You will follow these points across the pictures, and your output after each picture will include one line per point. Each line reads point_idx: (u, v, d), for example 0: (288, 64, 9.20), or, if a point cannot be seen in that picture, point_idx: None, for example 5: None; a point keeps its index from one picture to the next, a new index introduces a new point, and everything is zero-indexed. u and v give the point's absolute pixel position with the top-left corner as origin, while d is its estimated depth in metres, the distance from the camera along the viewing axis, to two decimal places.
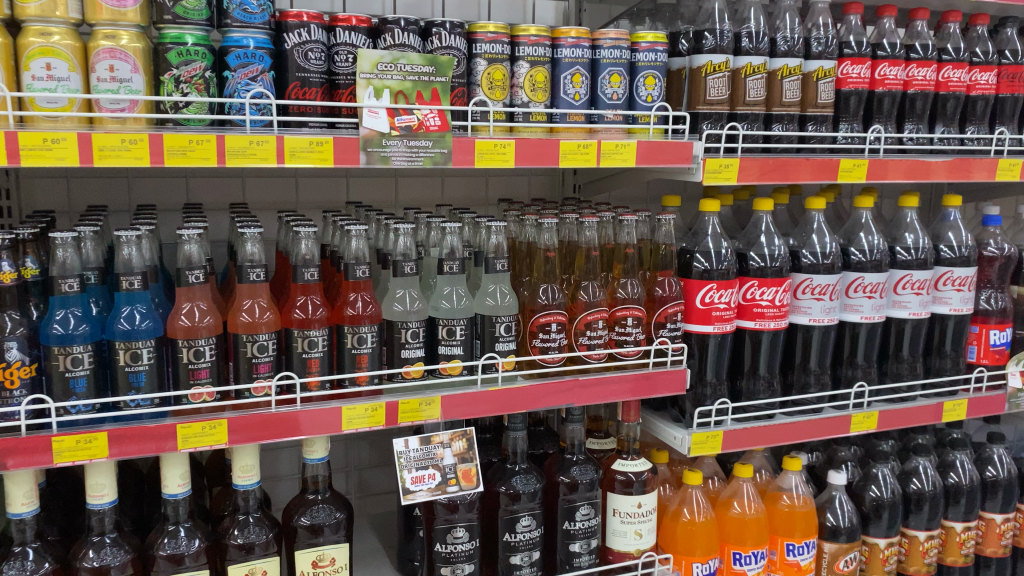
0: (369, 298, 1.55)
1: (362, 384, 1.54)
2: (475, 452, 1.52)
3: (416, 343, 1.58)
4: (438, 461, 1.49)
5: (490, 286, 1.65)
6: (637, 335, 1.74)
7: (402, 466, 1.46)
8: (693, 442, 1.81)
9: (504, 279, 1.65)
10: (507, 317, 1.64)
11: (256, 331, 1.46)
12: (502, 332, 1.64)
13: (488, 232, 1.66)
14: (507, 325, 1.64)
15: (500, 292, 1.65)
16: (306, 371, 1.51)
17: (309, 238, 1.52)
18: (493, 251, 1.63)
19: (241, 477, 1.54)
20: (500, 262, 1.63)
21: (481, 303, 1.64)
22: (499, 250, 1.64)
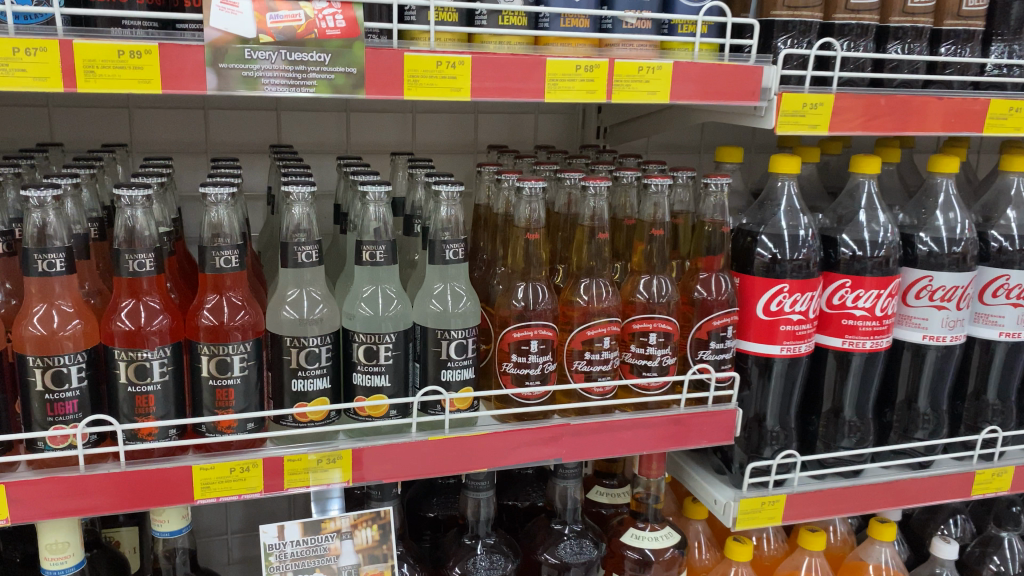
0: (241, 301, 1.02)
1: (227, 433, 1.01)
2: (389, 548, 1.07)
3: (314, 370, 1.04)
4: (332, 560, 1.05)
5: (437, 285, 1.09)
6: (664, 359, 1.17)
7: (274, 569, 1.03)
8: (742, 511, 1.24)
9: (459, 275, 1.09)
10: (460, 332, 1.08)
11: (51, 352, 0.94)
12: (450, 360, 1.08)
13: (437, 200, 1.09)
14: (460, 346, 1.08)
15: (450, 294, 1.09)
16: (136, 412, 0.98)
17: (145, 207, 0.98)
18: (440, 231, 1.07)
19: (49, 560, 1.03)
20: (453, 249, 1.07)
21: (422, 308, 1.09)
22: (451, 229, 1.08)
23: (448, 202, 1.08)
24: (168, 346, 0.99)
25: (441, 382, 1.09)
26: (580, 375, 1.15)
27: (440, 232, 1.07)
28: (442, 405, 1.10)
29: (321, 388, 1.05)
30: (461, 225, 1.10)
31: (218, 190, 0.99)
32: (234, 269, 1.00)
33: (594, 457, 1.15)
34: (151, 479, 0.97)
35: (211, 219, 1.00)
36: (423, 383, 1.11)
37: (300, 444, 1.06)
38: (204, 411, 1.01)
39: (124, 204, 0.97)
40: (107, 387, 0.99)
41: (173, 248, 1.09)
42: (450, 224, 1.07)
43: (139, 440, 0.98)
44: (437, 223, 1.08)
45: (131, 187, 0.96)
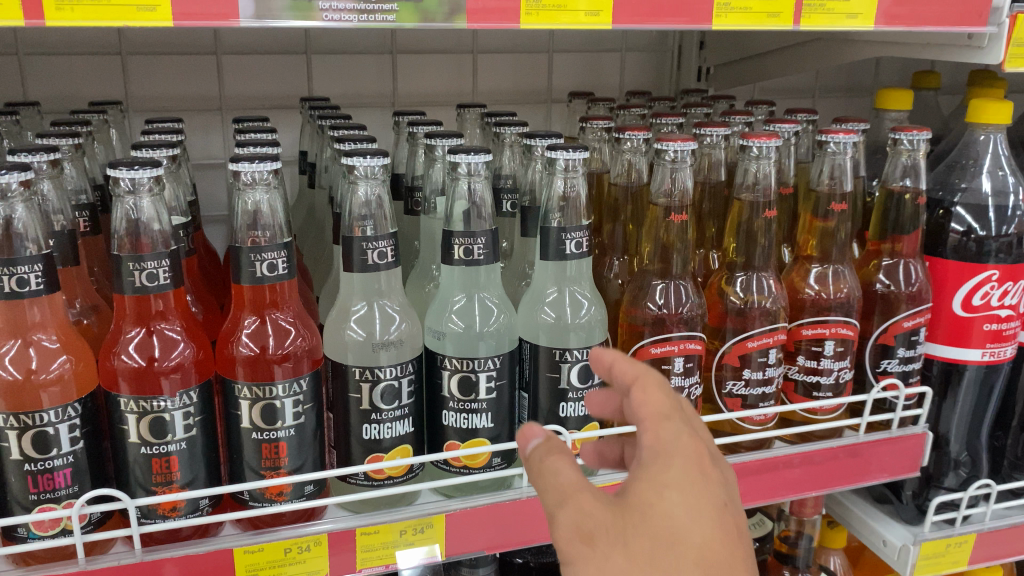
0: (292, 322, 0.73)
1: (279, 501, 0.74)
2: None
3: (393, 410, 0.76)
4: None
5: (551, 289, 0.80)
6: (841, 375, 0.89)
7: None
8: (923, 558, 0.97)
9: (579, 274, 0.81)
10: (582, 352, 0.80)
11: (32, 408, 0.66)
12: (571, 390, 0.80)
13: (548, 171, 0.81)
14: (583, 371, 0.80)
15: (568, 300, 0.80)
16: (154, 481, 0.71)
17: (154, 194, 0.70)
18: (556, 215, 0.78)
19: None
20: (576, 240, 0.78)
21: (531, 319, 0.81)
22: (570, 211, 0.79)
23: (568, 176, 0.79)
24: (194, 388, 0.71)
25: (556, 417, 0.81)
26: (734, 400, 0.87)
27: (554, 216, 0.79)
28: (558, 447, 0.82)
29: (402, 434, 0.77)
30: (582, 205, 0.81)
31: (257, 167, 0.69)
32: (281, 277, 0.71)
33: (750, 505, 0.88)
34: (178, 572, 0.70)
35: (247, 207, 0.71)
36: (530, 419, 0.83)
37: (373, 508, 0.79)
38: (245, 473, 0.74)
39: (125, 192, 0.68)
40: (113, 446, 0.71)
41: (193, 246, 0.80)
42: (568, 205, 0.79)
43: (160, 518, 0.71)
44: (551, 204, 0.79)
45: (134, 167, 0.67)
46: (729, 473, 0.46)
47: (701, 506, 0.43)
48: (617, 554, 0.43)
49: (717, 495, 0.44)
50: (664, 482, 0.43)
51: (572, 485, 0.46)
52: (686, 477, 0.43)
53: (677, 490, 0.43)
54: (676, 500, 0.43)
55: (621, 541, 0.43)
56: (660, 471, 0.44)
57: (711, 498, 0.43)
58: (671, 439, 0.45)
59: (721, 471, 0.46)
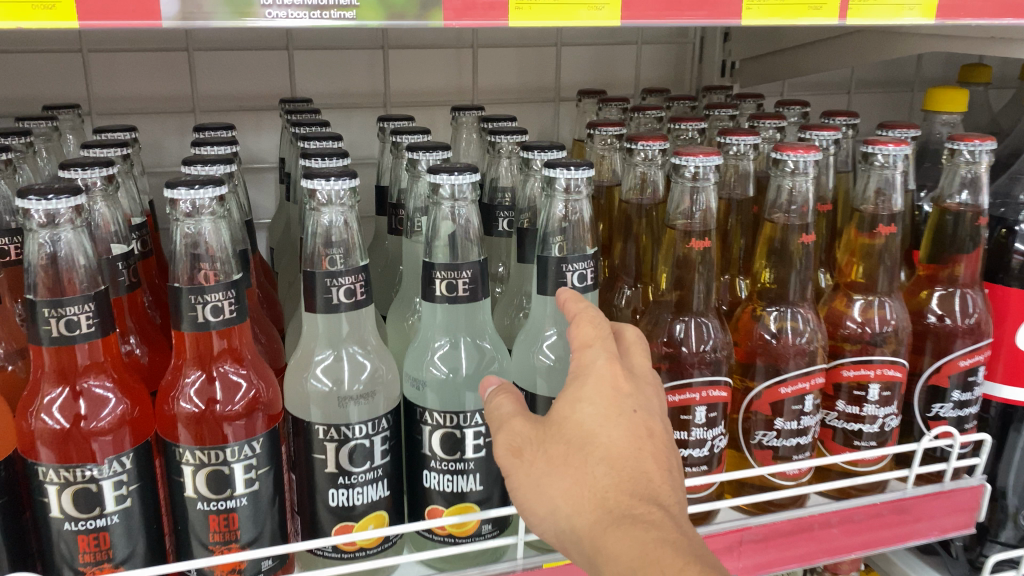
0: (243, 372, 0.63)
1: None
2: None
3: (364, 473, 0.65)
4: None
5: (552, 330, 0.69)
6: (887, 422, 0.77)
7: None
8: None
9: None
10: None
11: None
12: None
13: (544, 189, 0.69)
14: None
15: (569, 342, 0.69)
16: (81, 560, 0.60)
17: (79, 226, 0.59)
18: (555, 243, 0.67)
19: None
20: (579, 272, 0.67)
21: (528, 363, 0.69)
22: (570, 237, 0.67)
23: (569, 197, 0.68)
24: (129, 453, 0.60)
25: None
26: (764, 452, 0.76)
27: (550, 245, 0.67)
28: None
29: (376, 499, 0.67)
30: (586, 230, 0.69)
31: (196, 193, 0.58)
32: (228, 321, 0.61)
33: (781, 572, 0.77)
34: None
35: (188, 238, 0.60)
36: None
37: None
38: (193, 548, 0.63)
39: (39, 226, 0.57)
40: (35, 519, 0.61)
41: (138, 278, 0.69)
42: (568, 229, 0.68)
43: None
44: (549, 231, 0.67)
45: (48, 196, 0.56)
46: (649, 388, 0.57)
47: (611, 416, 0.53)
48: (541, 458, 0.53)
49: (624, 404, 0.54)
50: (579, 398, 0.54)
51: (513, 412, 0.57)
52: (596, 393, 0.54)
53: (589, 402, 0.54)
54: (587, 411, 0.53)
55: (543, 448, 0.54)
56: (577, 389, 0.55)
57: (619, 409, 0.53)
58: (589, 364, 0.56)
59: (639, 387, 0.56)
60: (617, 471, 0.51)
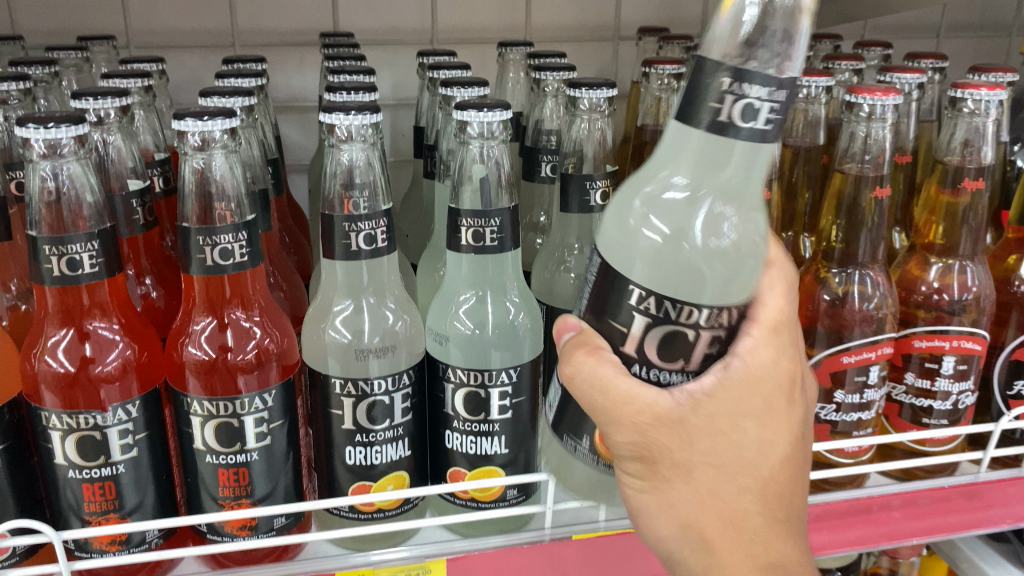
0: (257, 320, 0.59)
1: (242, 536, 0.61)
2: None
3: (385, 431, 0.62)
4: None
5: (710, 174, 0.48)
6: (961, 400, 0.70)
7: None
8: None
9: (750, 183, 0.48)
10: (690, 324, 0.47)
11: None
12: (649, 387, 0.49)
13: None
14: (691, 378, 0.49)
15: (715, 211, 0.49)
16: (87, 509, 0.58)
17: (85, 159, 0.55)
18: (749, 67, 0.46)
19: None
20: (754, 103, 0.45)
21: (658, 191, 0.50)
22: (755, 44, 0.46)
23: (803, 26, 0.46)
24: (136, 400, 0.57)
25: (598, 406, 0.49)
26: (821, 426, 0.69)
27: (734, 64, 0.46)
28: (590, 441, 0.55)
29: (396, 459, 0.63)
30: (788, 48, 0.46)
31: (204, 126, 0.54)
32: (240, 265, 0.56)
33: None
34: None
35: (198, 176, 0.56)
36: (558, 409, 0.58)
37: (363, 543, 0.65)
38: (204, 500, 0.61)
39: (40, 156, 0.54)
40: (42, 465, 0.59)
41: (156, 217, 0.65)
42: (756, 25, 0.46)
43: (99, 555, 0.59)
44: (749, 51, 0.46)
45: (48, 125, 0.52)
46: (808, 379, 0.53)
47: (775, 432, 0.50)
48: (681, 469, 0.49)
49: (791, 413, 0.51)
50: (744, 409, 0.48)
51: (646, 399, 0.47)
52: (764, 410, 0.49)
53: (752, 419, 0.49)
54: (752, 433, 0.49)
55: (691, 455, 0.49)
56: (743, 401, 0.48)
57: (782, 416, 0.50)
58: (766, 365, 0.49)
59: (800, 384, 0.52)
60: (759, 494, 0.50)
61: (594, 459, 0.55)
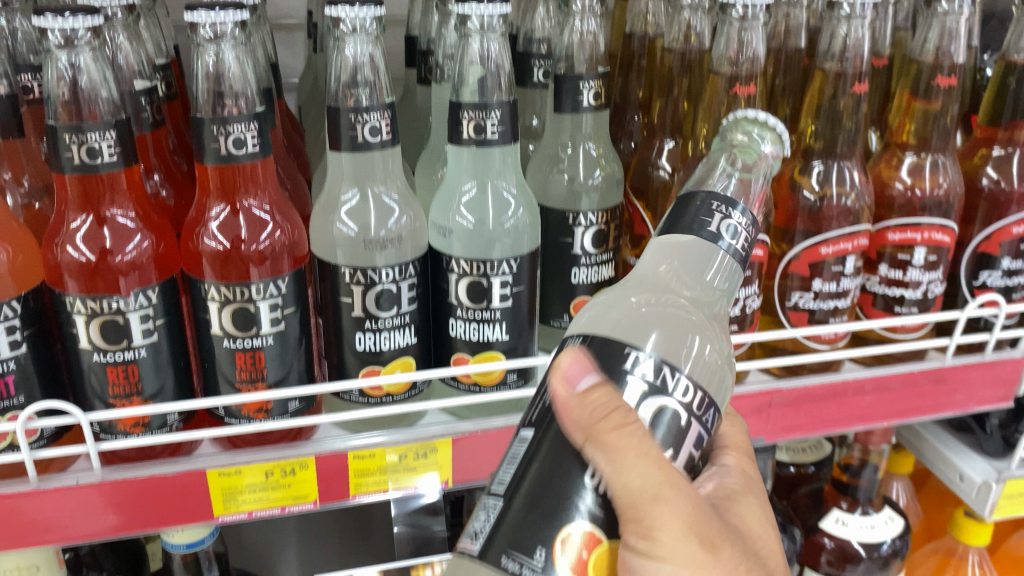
0: (269, 210, 0.62)
1: (259, 419, 0.64)
2: None
3: (392, 317, 0.65)
4: None
5: (687, 266, 0.50)
6: (931, 289, 0.74)
7: None
8: (1006, 497, 0.85)
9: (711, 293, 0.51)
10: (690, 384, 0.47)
11: None
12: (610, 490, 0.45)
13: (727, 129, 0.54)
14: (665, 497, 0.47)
15: (680, 327, 0.48)
16: (111, 393, 0.61)
17: (99, 51, 0.57)
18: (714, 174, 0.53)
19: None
20: (732, 223, 0.49)
21: (620, 311, 0.48)
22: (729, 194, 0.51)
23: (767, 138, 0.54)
24: (155, 287, 0.60)
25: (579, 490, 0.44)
26: (799, 314, 0.74)
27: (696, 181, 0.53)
28: (547, 549, 0.44)
29: (403, 345, 0.66)
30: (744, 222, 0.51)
31: (216, 16, 0.56)
32: (252, 155, 0.59)
33: (811, 437, 0.76)
34: (146, 492, 0.62)
35: (209, 68, 0.58)
36: (485, 538, 0.45)
37: (370, 427, 0.69)
38: (220, 385, 0.64)
39: (57, 47, 0.55)
40: (65, 352, 0.61)
41: (164, 117, 0.68)
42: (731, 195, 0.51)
43: (123, 436, 0.62)
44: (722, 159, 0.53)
45: (64, 14, 0.54)
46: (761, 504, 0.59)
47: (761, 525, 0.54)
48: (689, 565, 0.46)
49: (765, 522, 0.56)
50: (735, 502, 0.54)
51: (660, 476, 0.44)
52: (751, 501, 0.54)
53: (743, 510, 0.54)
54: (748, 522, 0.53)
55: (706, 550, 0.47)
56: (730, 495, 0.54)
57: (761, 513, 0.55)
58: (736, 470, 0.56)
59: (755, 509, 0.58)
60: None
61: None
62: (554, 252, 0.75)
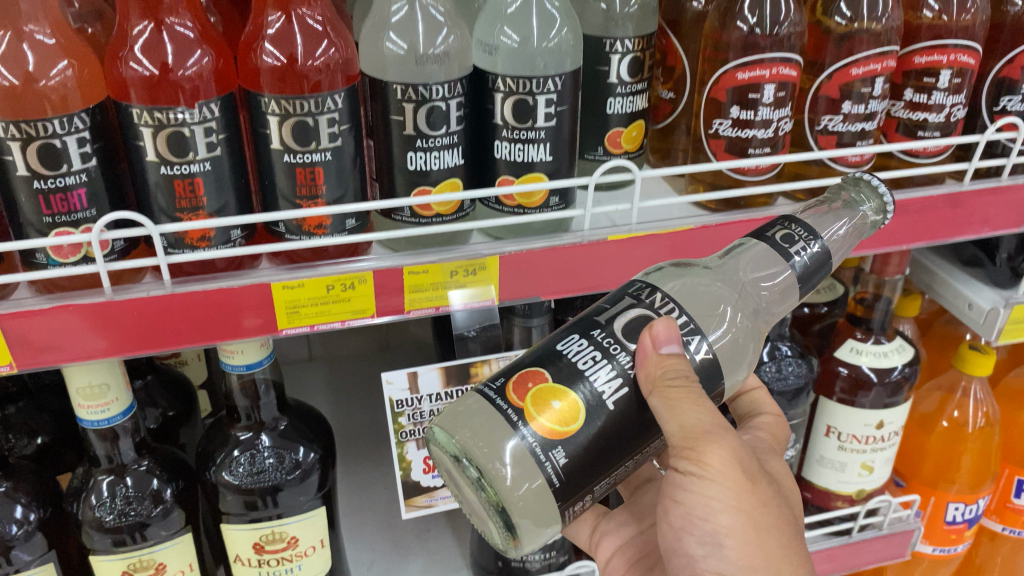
0: (321, 24, 0.64)
1: (317, 236, 0.67)
2: None
3: (442, 134, 0.67)
4: None
5: (742, 266, 0.60)
6: (954, 113, 0.77)
7: (407, 434, 0.73)
8: (1012, 322, 0.90)
9: (761, 303, 0.60)
10: (679, 345, 0.54)
11: (42, 117, 0.58)
12: (570, 359, 0.55)
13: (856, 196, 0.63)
14: (617, 389, 0.55)
15: (719, 302, 0.58)
16: (178, 206, 0.63)
17: None
18: (828, 216, 0.63)
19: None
20: (794, 241, 0.59)
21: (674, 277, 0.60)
22: (805, 228, 0.60)
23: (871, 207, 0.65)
24: (216, 102, 0.62)
25: (549, 351, 0.55)
26: (828, 139, 0.77)
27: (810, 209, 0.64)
28: (507, 380, 0.55)
29: (451, 166, 0.69)
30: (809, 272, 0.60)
31: None
32: None
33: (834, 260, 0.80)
34: (213, 305, 0.65)
35: None
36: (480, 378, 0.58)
37: (420, 248, 0.73)
38: (279, 202, 0.66)
39: None
40: (130, 169, 0.64)
41: None
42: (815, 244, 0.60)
43: (190, 250, 0.65)
44: (837, 208, 0.64)
45: None
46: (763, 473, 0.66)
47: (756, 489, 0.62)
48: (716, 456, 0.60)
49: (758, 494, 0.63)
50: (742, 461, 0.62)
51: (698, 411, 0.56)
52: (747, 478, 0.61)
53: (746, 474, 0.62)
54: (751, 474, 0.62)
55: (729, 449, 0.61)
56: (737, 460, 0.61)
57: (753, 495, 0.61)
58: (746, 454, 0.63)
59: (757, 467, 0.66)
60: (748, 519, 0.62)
61: (500, 401, 0.55)
62: (590, 83, 0.76)
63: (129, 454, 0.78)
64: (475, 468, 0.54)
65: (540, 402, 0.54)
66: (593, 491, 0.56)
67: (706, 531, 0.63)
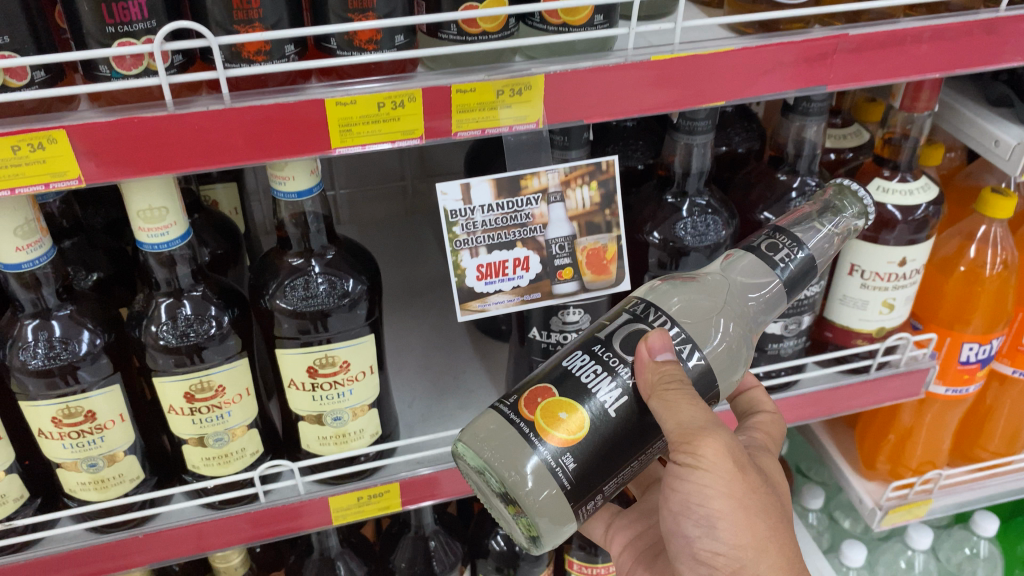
0: None
1: (369, 52, 0.69)
2: (612, 211, 0.79)
3: None
4: (538, 232, 0.78)
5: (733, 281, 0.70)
6: None
7: (464, 244, 0.76)
8: None
9: (751, 311, 0.70)
10: (672, 353, 0.65)
11: None
12: (574, 373, 0.65)
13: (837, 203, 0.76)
14: (618, 398, 0.65)
15: (714, 315, 0.68)
16: (234, 20, 0.65)
17: None
18: (811, 226, 0.74)
19: (21, 251, 0.73)
20: (781, 254, 0.70)
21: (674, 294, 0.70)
22: (791, 239, 0.72)
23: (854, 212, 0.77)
24: None
25: (556, 371, 0.66)
26: None
27: (796, 221, 0.74)
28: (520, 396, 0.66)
29: None
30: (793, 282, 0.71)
31: None
32: None
33: (869, 88, 0.82)
34: (269, 120, 0.67)
35: None
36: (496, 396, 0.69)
37: (466, 69, 0.74)
38: (331, 18, 0.68)
39: None
40: None
41: None
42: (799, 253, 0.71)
43: (247, 65, 0.66)
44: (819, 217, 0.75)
45: None
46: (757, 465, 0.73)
47: (748, 479, 0.69)
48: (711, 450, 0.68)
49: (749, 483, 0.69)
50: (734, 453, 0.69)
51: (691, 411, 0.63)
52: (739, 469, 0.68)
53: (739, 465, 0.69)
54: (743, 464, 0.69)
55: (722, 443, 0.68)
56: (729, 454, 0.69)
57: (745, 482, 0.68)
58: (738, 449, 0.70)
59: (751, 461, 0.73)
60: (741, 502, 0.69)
61: (515, 415, 0.65)
62: None
63: (186, 280, 0.81)
64: (500, 481, 0.65)
65: (551, 419, 0.64)
66: (603, 491, 0.66)
67: (703, 515, 0.70)
